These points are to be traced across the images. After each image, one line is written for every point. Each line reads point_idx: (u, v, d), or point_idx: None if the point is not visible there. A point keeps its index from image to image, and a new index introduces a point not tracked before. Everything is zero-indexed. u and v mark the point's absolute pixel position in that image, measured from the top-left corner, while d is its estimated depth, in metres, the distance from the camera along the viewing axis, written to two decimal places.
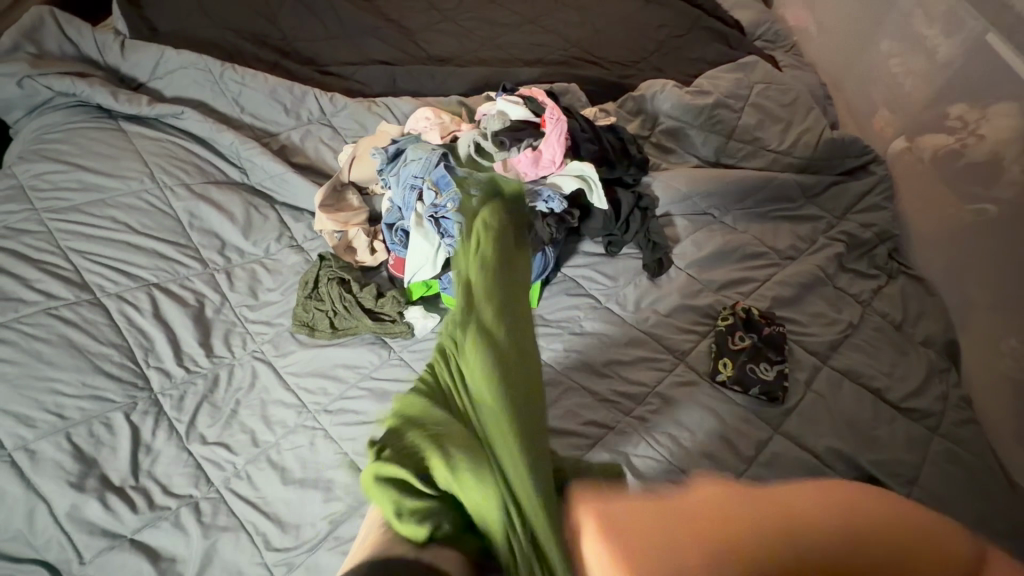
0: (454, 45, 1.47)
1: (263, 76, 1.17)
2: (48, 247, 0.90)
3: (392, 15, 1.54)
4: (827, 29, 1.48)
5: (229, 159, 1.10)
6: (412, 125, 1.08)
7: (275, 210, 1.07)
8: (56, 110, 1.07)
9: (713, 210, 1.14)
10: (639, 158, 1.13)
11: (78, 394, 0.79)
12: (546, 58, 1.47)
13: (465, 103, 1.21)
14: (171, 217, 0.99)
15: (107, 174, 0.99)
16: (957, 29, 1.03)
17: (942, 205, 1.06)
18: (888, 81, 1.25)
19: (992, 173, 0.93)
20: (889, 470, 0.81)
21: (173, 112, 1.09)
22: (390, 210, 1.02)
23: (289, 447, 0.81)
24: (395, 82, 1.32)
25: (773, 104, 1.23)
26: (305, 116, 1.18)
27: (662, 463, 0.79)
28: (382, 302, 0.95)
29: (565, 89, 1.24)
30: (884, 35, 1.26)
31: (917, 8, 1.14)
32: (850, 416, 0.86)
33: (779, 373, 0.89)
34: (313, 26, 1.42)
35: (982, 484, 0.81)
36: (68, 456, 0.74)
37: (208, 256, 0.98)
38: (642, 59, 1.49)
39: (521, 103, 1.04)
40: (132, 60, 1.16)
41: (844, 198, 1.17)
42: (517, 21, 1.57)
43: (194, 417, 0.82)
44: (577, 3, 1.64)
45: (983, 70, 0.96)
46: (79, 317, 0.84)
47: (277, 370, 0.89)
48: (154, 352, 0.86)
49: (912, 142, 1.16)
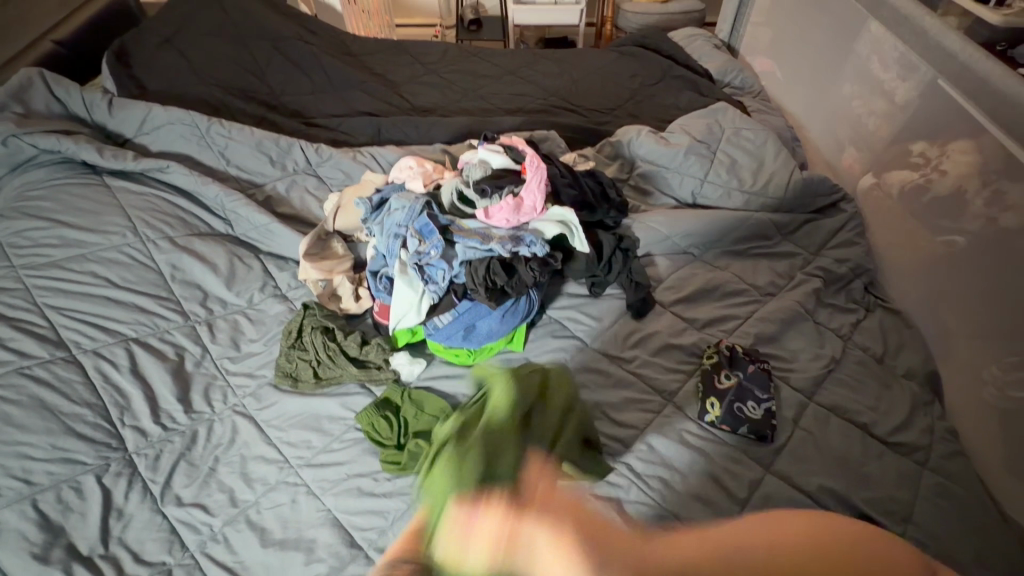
0: (437, 96, 1.52)
1: (250, 130, 1.20)
2: (24, 304, 0.89)
3: (378, 70, 1.60)
4: (790, 75, 1.57)
5: (214, 211, 1.11)
6: (397, 174, 1.10)
7: (259, 259, 1.07)
8: (40, 168, 1.08)
9: (693, 248, 1.16)
10: (618, 201, 1.15)
11: (48, 457, 0.76)
12: (527, 106, 1.52)
13: (449, 151, 1.25)
14: (153, 270, 0.98)
15: (88, 229, 0.99)
16: (910, 73, 1.10)
17: (913, 237, 1.10)
18: (851, 122, 1.32)
19: (958, 206, 0.98)
20: (883, 508, 0.80)
21: (158, 166, 1.10)
22: (374, 258, 1.02)
23: (270, 505, 0.78)
24: (380, 132, 1.36)
25: (745, 147, 1.28)
26: (291, 167, 1.21)
27: (653, 509, 0.79)
28: (366, 349, 0.94)
29: (545, 136, 1.29)
30: (846, 79, 1.33)
31: (873, 56, 1.22)
32: (840, 453, 0.86)
33: (766, 412, 0.89)
34: (300, 81, 1.46)
35: (976, 519, 0.80)
36: (33, 525, 0.70)
37: (190, 308, 0.97)
38: (618, 106, 1.55)
39: (502, 152, 1.07)
40: (119, 117, 1.19)
41: (818, 234, 1.20)
42: (498, 72, 1.64)
43: (170, 477, 0.79)
44: (555, 55, 1.73)
45: (939, 111, 1.02)
46: (53, 375, 0.82)
47: (259, 425, 0.87)
48: (129, 410, 0.83)
49: (879, 178, 1.20)
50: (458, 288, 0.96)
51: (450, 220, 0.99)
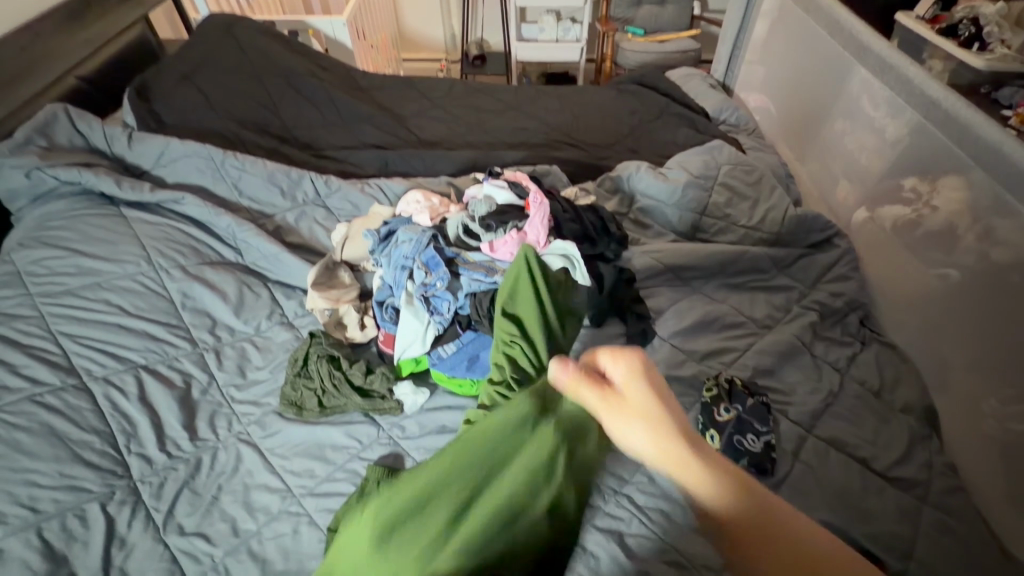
0: (443, 130, 1.58)
1: (262, 162, 1.24)
2: (39, 332, 0.90)
3: (386, 104, 1.66)
4: (783, 113, 1.63)
5: (225, 241, 1.14)
6: (404, 207, 1.14)
7: (267, 288, 1.10)
8: (60, 198, 1.11)
9: (691, 281, 1.19)
10: (618, 235, 1.18)
11: (54, 484, 0.76)
12: (529, 141, 1.58)
13: (454, 184, 1.29)
14: (165, 298, 1.01)
15: (104, 258, 1.02)
16: (899, 113, 1.15)
17: (905, 272, 1.13)
18: (844, 158, 1.36)
19: (950, 241, 1.02)
20: (885, 543, 0.80)
21: (173, 198, 1.13)
22: (380, 288, 1.04)
23: (272, 535, 0.78)
24: (388, 164, 1.40)
25: (740, 183, 1.32)
26: (301, 198, 1.24)
27: (655, 542, 0.79)
28: (371, 379, 0.95)
29: (547, 171, 1.33)
30: (837, 118, 1.38)
31: (862, 98, 1.27)
32: (840, 487, 0.87)
33: (766, 445, 0.90)
34: (312, 115, 1.52)
35: (977, 555, 0.80)
36: (37, 554, 0.70)
37: (198, 336, 0.98)
38: (618, 141, 1.61)
39: (507, 187, 1.12)
40: (138, 150, 1.23)
41: (814, 268, 1.23)
42: (502, 108, 1.71)
43: (173, 506, 0.79)
44: (557, 92, 1.80)
45: (927, 152, 1.07)
46: (63, 403, 0.83)
47: (263, 453, 0.87)
48: (136, 437, 0.84)
49: (872, 213, 1.24)
50: (463, 318, 0.97)
51: (456, 253, 1.02)
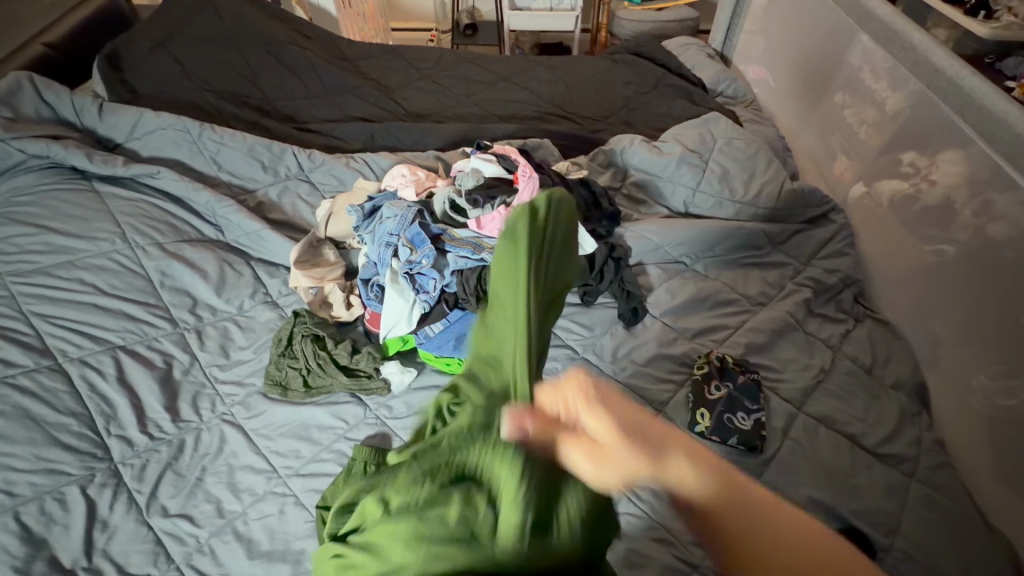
0: (432, 102, 1.52)
1: (242, 135, 1.19)
2: (10, 312, 0.88)
3: (372, 75, 1.60)
4: (782, 84, 1.58)
5: (204, 217, 1.10)
6: (389, 182, 1.10)
7: (250, 266, 1.07)
8: (28, 173, 1.07)
9: (685, 258, 1.17)
10: (611, 211, 1.16)
11: (31, 468, 0.75)
12: (521, 113, 1.52)
13: (442, 158, 1.25)
14: (142, 277, 0.98)
15: (77, 236, 0.98)
16: (900, 84, 1.11)
17: (901, 248, 1.11)
18: (842, 131, 1.33)
19: (946, 217, 0.99)
20: (871, 519, 0.81)
21: (148, 172, 1.09)
22: (366, 265, 1.01)
23: (257, 516, 0.77)
24: (374, 138, 1.36)
25: (736, 156, 1.29)
26: (283, 173, 1.20)
27: (643, 520, 0.79)
28: (357, 358, 0.93)
29: (538, 144, 1.29)
30: (837, 89, 1.34)
31: (864, 67, 1.23)
32: (829, 464, 0.87)
33: (756, 423, 0.90)
34: (294, 86, 1.46)
35: (962, 530, 0.81)
36: (15, 538, 0.69)
37: (179, 316, 0.96)
38: (612, 114, 1.56)
39: (495, 161, 1.08)
40: (110, 122, 1.18)
41: (808, 245, 1.21)
42: (492, 79, 1.65)
43: (156, 488, 0.78)
44: (549, 62, 1.74)
45: (927, 123, 1.04)
46: (39, 384, 0.81)
47: (247, 433, 0.86)
48: (115, 419, 0.82)
49: (870, 188, 1.21)
50: (450, 297, 0.95)
51: (442, 229, 0.99)
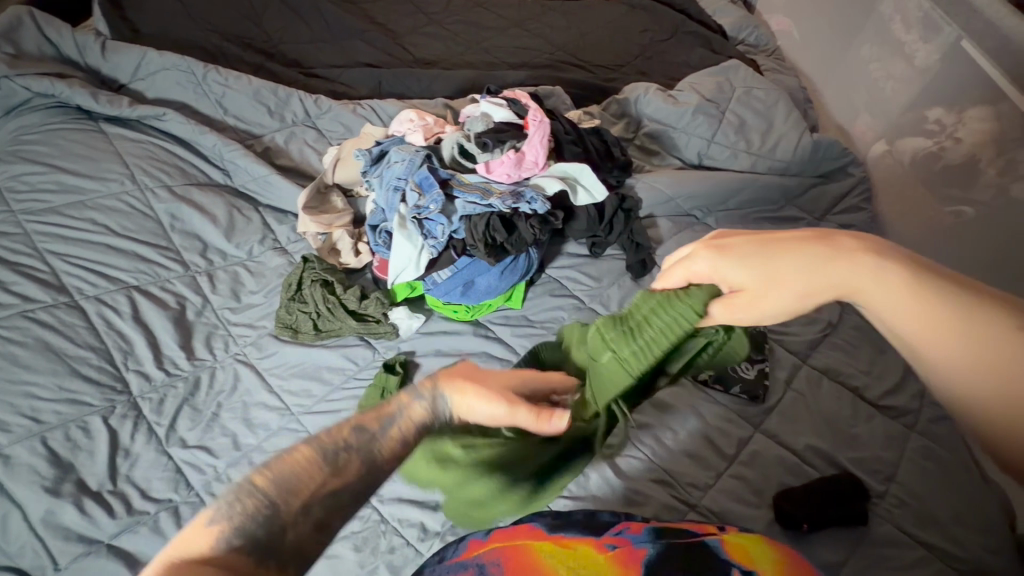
0: (441, 48, 1.47)
1: (246, 78, 1.17)
2: (26, 249, 0.89)
3: (379, 19, 1.54)
4: (808, 33, 1.51)
5: (211, 161, 1.10)
6: (396, 127, 1.08)
7: (258, 212, 1.06)
8: (34, 111, 1.07)
9: (696, 211, 1.15)
10: (622, 160, 1.13)
11: (55, 397, 0.78)
12: (532, 61, 1.47)
13: (451, 105, 1.22)
14: (152, 219, 0.98)
15: (86, 176, 0.99)
16: (933, 34, 1.05)
17: (916, 207, 1.09)
18: (867, 84, 1.27)
19: (969, 175, 0.97)
20: (868, 467, 0.83)
21: (154, 113, 1.08)
22: (373, 212, 1.01)
23: (271, 449, 0.80)
24: (381, 84, 1.32)
25: (755, 107, 1.24)
26: (290, 118, 1.18)
27: (645, 463, 0.81)
28: (365, 303, 0.95)
29: (550, 92, 1.26)
30: (864, 40, 1.27)
31: (894, 15, 1.16)
32: (829, 415, 0.88)
33: (759, 372, 0.90)
34: (300, 28, 1.41)
35: (957, 479, 0.82)
36: (45, 461, 0.73)
37: (190, 258, 0.96)
38: (627, 63, 1.50)
39: (504, 106, 1.05)
40: (113, 61, 1.16)
41: (823, 199, 1.18)
42: (504, 24, 1.58)
43: (174, 421, 0.81)
44: (563, 7, 1.66)
45: (958, 76, 0.99)
46: (56, 319, 0.83)
47: (261, 373, 0.88)
48: (133, 355, 0.85)
49: (892, 145, 1.17)
50: (458, 243, 0.95)
51: (450, 174, 0.98)
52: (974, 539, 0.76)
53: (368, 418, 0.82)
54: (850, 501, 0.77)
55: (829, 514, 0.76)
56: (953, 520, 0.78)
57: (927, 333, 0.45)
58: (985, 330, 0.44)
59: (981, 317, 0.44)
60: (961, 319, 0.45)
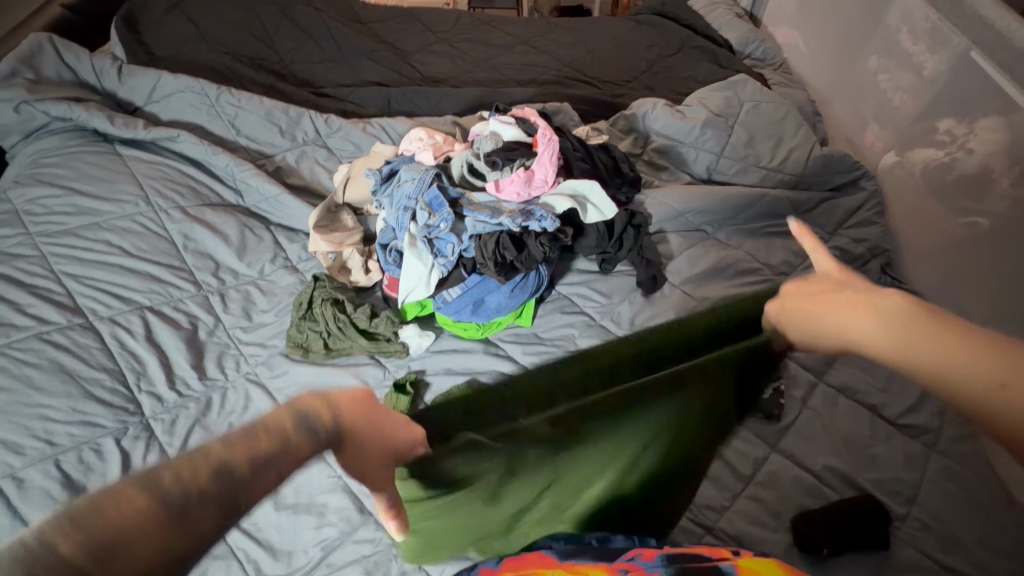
0: (449, 66, 1.49)
1: (259, 99, 1.19)
2: (42, 272, 0.91)
3: (387, 38, 1.56)
4: (815, 46, 1.51)
5: (224, 181, 1.11)
6: (406, 146, 1.10)
7: (270, 231, 1.07)
8: (52, 135, 1.09)
9: (706, 226, 1.14)
10: (631, 175, 1.13)
11: (69, 419, 0.78)
12: (540, 78, 1.48)
13: (459, 123, 1.23)
14: (166, 239, 0.99)
15: (102, 198, 1.00)
16: (941, 46, 1.04)
17: (930, 219, 1.07)
18: (876, 96, 1.26)
19: (982, 186, 0.95)
20: (888, 488, 0.81)
21: (168, 135, 1.10)
22: (384, 230, 1.01)
23: None
24: (390, 103, 1.34)
25: (763, 121, 1.24)
26: (300, 137, 1.20)
27: None
28: (376, 322, 0.94)
29: (558, 109, 1.26)
30: (872, 52, 1.27)
31: (902, 28, 1.16)
32: (847, 434, 0.86)
33: (776, 391, 0.88)
34: (311, 49, 1.44)
35: (982, 501, 0.79)
36: (57, 483, 0.73)
37: (202, 278, 0.97)
38: (634, 78, 1.51)
39: (514, 124, 1.06)
40: (129, 84, 1.19)
41: (835, 214, 1.17)
42: (511, 42, 1.60)
43: (185, 442, 0.81)
44: (569, 24, 1.68)
45: (969, 86, 0.98)
46: (71, 341, 0.84)
47: (271, 392, 0.87)
48: (146, 376, 0.85)
49: (902, 157, 1.16)
50: (468, 262, 0.95)
51: (460, 193, 0.99)
52: (1002, 564, 0.73)
53: (390, 417, 0.82)
54: (870, 524, 0.75)
55: (849, 539, 0.74)
56: (979, 543, 0.75)
57: (915, 352, 0.40)
58: (953, 338, 0.39)
59: (952, 335, 0.39)
60: (933, 338, 0.39)
